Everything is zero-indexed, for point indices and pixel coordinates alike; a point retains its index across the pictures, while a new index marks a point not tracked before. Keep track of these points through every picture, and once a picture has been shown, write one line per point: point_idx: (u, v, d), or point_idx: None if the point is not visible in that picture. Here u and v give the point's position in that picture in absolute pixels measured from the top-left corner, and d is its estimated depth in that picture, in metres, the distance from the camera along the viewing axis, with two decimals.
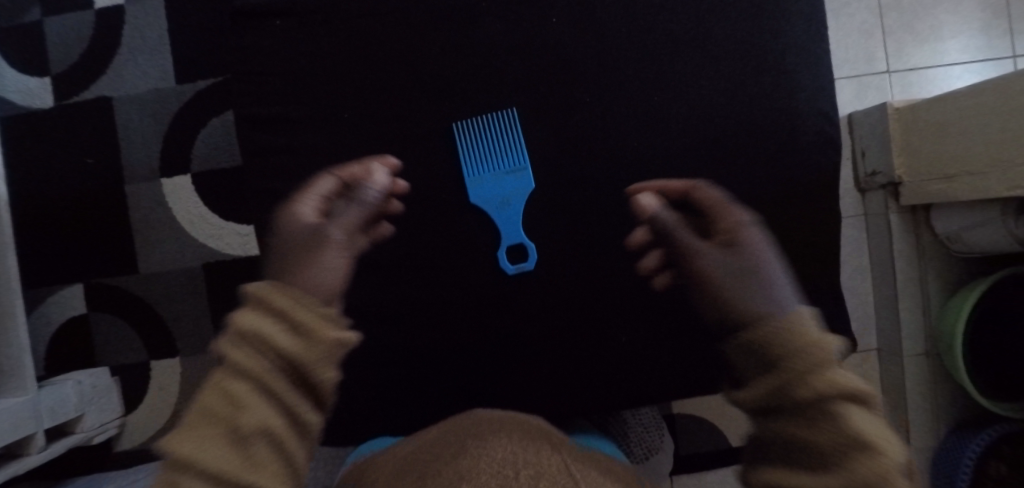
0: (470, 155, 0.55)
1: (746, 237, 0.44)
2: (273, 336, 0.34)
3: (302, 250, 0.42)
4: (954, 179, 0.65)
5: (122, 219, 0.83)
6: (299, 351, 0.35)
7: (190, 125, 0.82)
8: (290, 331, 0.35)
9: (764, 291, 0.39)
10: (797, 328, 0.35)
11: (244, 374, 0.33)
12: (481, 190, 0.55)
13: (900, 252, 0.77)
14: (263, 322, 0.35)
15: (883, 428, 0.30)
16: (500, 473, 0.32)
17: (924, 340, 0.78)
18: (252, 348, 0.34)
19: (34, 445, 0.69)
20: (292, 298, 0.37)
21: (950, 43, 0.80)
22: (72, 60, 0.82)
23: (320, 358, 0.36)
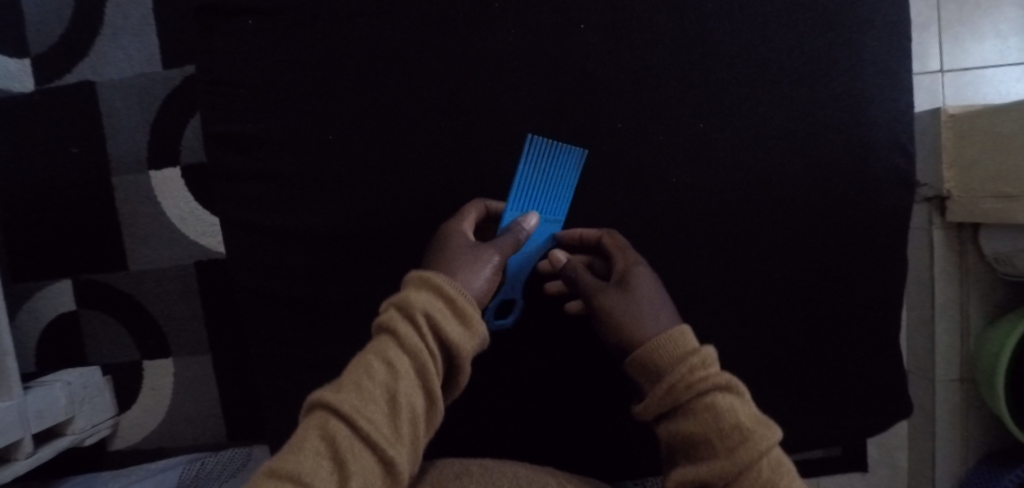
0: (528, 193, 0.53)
1: (634, 272, 0.51)
2: (438, 325, 0.39)
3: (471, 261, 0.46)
4: (1015, 201, 0.59)
5: (110, 213, 0.78)
6: (455, 343, 0.40)
7: (178, 114, 0.77)
8: (452, 323, 0.40)
9: (647, 317, 0.48)
10: (680, 339, 0.45)
11: (409, 354, 0.38)
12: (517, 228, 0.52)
13: (942, 273, 0.71)
14: (433, 307, 0.40)
15: (754, 416, 0.41)
16: None
17: (958, 365, 0.73)
18: (418, 327, 0.39)
19: (21, 450, 0.67)
20: (459, 296, 0.41)
21: (1013, 41, 0.72)
22: (53, 41, 0.77)
23: (467, 354, 0.41)
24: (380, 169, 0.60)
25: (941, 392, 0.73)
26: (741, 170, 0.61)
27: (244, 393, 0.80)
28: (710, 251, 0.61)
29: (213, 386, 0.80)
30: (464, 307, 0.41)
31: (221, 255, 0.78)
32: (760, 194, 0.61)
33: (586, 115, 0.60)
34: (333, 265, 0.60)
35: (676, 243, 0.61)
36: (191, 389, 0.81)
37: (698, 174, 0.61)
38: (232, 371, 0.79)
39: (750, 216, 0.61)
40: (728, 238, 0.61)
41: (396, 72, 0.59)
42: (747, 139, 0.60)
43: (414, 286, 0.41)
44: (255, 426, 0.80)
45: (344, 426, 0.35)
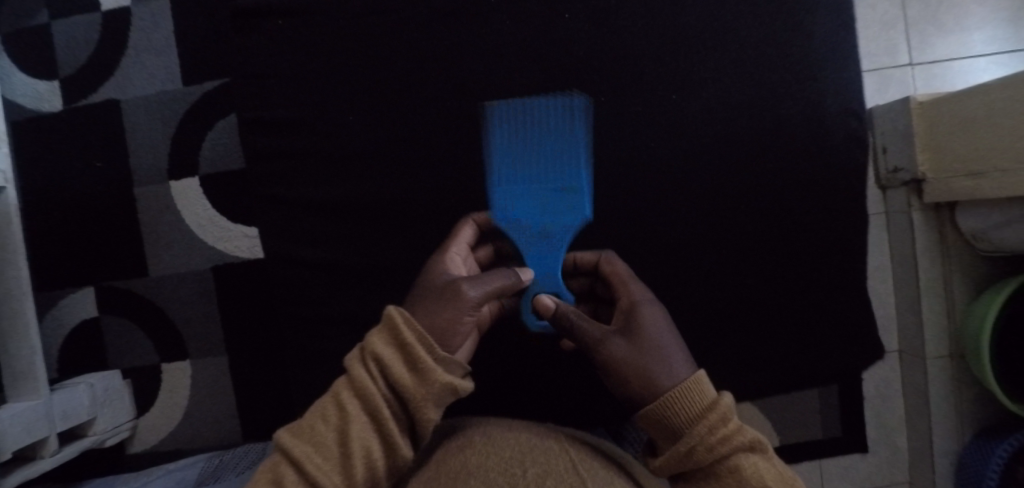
0: (510, 162, 0.57)
1: (641, 314, 0.51)
2: (386, 370, 0.43)
3: (448, 304, 0.47)
4: (981, 177, 0.63)
5: (132, 222, 0.83)
6: (403, 387, 0.42)
7: (197, 127, 0.82)
8: (404, 369, 0.43)
9: (663, 366, 0.47)
10: (697, 394, 0.45)
11: (363, 397, 0.43)
12: (509, 204, 0.57)
13: (924, 252, 0.74)
14: (383, 353, 0.43)
15: (776, 474, 0.43)
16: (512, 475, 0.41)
17: (947, 341, 0.75)
18: (370, 372, 0.43)
19: (47, 449, 0.70)
20: (414, 343, 0.43)
21: (976, 35, 0.78)
22: (80, 64, 0.82)
23: (423, 398, 0.43)
24: None
25: (933, 368, 0.76)
26: None
27: (260, 391, 0.82)
28: None
29: (229, 386, 0.83)
30: (417, 353, 0.43)
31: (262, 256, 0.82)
32: None
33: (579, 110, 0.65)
34: None
35: None
36: (208, 390, 0.83)
37: None
38: (248, 370, 0.82)
39: None
40: None
41: None
42: None
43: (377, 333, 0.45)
44: (270, 424, 0.82)
45: (296, 465, 0.40)
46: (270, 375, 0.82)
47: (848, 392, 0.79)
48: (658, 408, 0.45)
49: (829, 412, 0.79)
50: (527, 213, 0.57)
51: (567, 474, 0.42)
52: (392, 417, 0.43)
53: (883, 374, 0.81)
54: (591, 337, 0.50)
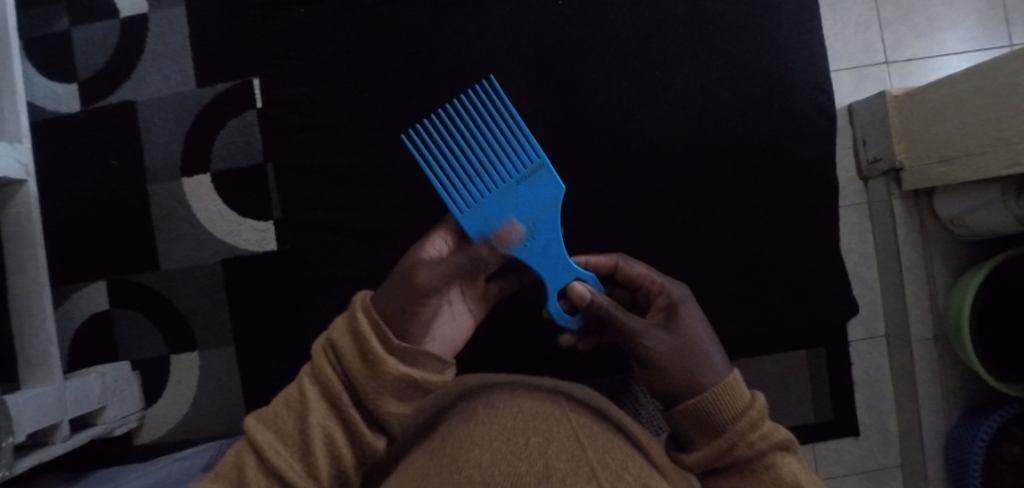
0: (457, 178, 0.51)
1: (681, 310, 0.50)
2: (343, 361, 0.44)
3: (404, 291, 0.45)
4: (953, 162, 0.67)
5: (145, 217, 0.86)
6: (357, 378, 0.44)
7: (209, 126, 0.85)
8: (358, 360, 0.44)
9: (706, 362, 0.47)
10: (738, 392, 0.46)
11: (322, 386, 0.44)
12: (479, 219, 0.50)
13: (905, 238, 0.78)
14: (341, 345, 0.45)
15: (808, 476, 0.45)
16: (512, 444, 0.37)
17: (931, 324, 0.79)
18: (329, 364, 0.45)
19: (58, 434, 0.72)
20: (370, 333, 0.44)
21: (947, 35, 0.82)
22: (98, 67, 0.86)
23: (380, 387, 0.44)
24: (395, 154, 0.68)
25: (918, 348, 0.79)
26: (714, 144, 0.69)
27: (267, 380, 0.84)
28: (690, 217, 0.69)
29: (237, 376, 0.85)
30: (371, 343, 0.43)
31: (273, 248, 0.85)
32: (731, 166, 0.69)
33: (574, 102, 0.68)
34: (354, 241, 0.68)
35: (661, 211, 0.68)
36: (216, 380, 0.85)
37: (676, 149, 0.68)
38: (256, 360, 0.84)
39: (724, 185, 0.69)
40: (706, 205, 0.69)
41: (405, 71, 0.68)
42: (718, 117, 0.69)
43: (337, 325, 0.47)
44: None
45: (257, 451, 0.42)
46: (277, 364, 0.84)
47: (838, 375, 0.81)
48: (704, 401, 0.45)
49: (820, 396, 0.81)
50: (507, 220, 0.50)
51: (567, 439, 0.39)
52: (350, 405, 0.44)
53: (871, 358, 0.84)
54: (633, 328, 0.48)
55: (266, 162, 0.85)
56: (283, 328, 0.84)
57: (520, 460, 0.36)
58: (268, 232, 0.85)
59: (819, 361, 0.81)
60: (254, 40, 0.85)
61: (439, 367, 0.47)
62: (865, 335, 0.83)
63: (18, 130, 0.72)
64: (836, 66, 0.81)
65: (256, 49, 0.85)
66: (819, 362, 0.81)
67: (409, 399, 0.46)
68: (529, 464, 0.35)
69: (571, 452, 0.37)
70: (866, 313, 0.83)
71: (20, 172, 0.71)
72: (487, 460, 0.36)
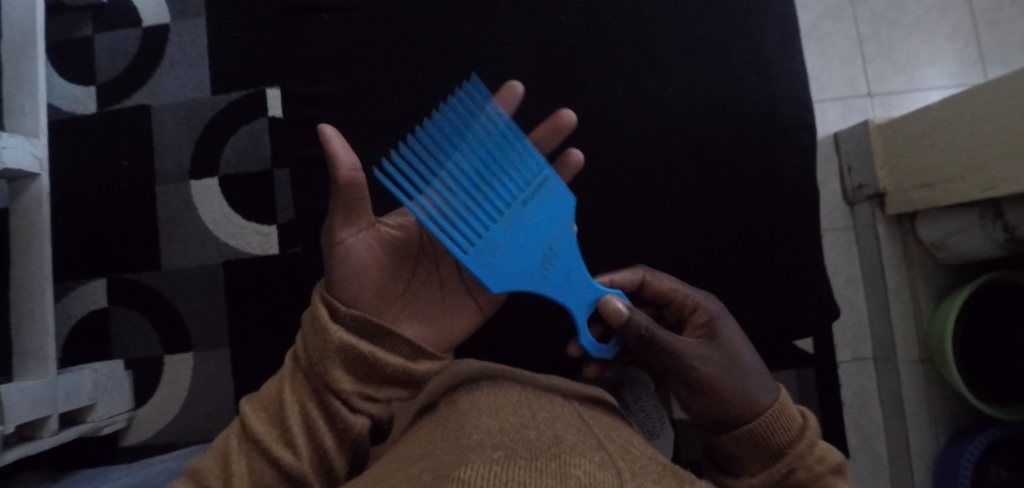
0: (455, 204, 0.43)
1: (719, 328, 0.46)
2: (306, 334, 0.44)
3: (331, 255, 0.43)
4: (933, 187, 0.70)
5: (150, 218, 0.87)
6: (311, 350, 0.42)
7: (220, 133, 0.88)
8: (312, 332, 0.43)
9: (755, 383, 0.44)
10: (791, 413, 0.44)
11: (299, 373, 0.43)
12: (492, 258, 0.43)
13: (890, 260, 0.81)
14: (304, 319, 0.44)
15: None
16: (516, 418, 0.32)
17: (916, 346, 0.81)
18: (301, 338, 0.45)
19: (47, 428, 0.71)
20: (319, 304, 0.42)
21: (927, 71, 0.89)
22: (117, 72, 0.90)
23: (326, 359, 0.41)
24: None
25: (904, 371, 0.81)
26: None
27: (260, 383, 0.84)
28: None
29: (230, 379, 0.85)
30: (318, 313, 0.42)
31: (274, 252, 0.86)
32: None
33: None
34: None
35: None
36: (208, 382, 0.85)
37: None
38: (250, 363, 0.85)
39: None
40: None
41: None
42: None
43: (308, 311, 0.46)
44: None
45: (244, 418, 0.43)
46: (271, 367, 0.84)
47: (826, 395, 0.82)
48: (755, 430, 0.42)
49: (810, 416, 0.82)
50: (524, 255, 0.43)
51: (571, 417, 0.35)
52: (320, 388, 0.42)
53: (860, 380, 0.85)
54: (673, 344, 0.44)
55: (274, 169, 0.88)
56: (279, 331, 0.85)
57: (525, 428, 0.30)
58: (271, 236, 0.87)
59: (807, 379, 0.82)
60: (271, 53, 0.89)
61: (403, 343, 0.44)
62: (852, 357, 0.85)
63: (37, 126, 0.74)
64: (821, 97, 0.89)
65: (272, 61, 0.89)
66: (807, 381, 0.82)
67: (372, 377, 0.43)
68: (534, 431, 0.30)
69: (579, 427, 0.32)
70: (854, 335, 0.85)
71: (35, 166, 0.73)
72: (486, 429, 0.30)
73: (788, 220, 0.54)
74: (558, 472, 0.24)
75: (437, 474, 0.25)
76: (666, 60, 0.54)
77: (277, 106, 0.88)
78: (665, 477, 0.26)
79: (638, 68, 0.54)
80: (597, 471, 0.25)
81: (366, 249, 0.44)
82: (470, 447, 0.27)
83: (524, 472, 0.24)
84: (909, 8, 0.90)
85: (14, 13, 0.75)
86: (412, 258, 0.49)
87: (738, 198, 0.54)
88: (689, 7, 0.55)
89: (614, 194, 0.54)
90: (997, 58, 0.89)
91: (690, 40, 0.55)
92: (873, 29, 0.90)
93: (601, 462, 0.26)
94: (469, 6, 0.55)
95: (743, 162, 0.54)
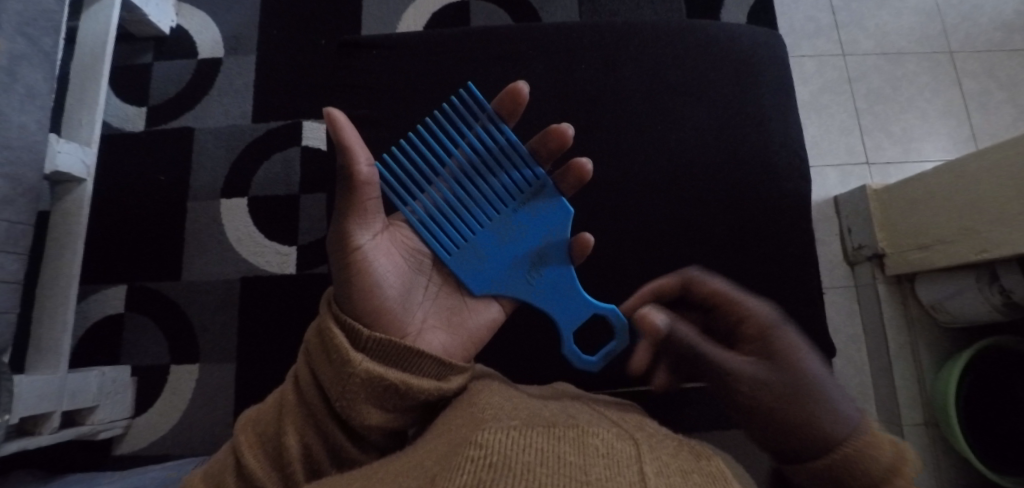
0: (444, 209, 0.47)
1: (777, 337, 0.43)
2: (314, 361, 0.40)
3: (350, 262, 0.40)
4: (929, 248, 0.73)
5: (178, 231, 0.92)
6: (326, 381, 0.39)
7: (255, 157, 0.94)
8: (326, 361, 0.39)
9: (816, 399, 0.38)
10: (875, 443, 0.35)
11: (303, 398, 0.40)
12: (474, 262, 0.47)
13: (891, 321, 0.83)
14: (311, 344, 0.40)
15: None
16: (531, 403, 0.34)
17: (921, 410, 0.80)
18: (306, 364, 0.41)
19: (47, 425, 0.71)
20: (334, 326, 0.39)
21: (923, 145, 0.96)
22: (169, 97, 0.97)
23: (349, 394, 0.38)
24: None
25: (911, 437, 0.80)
26: None
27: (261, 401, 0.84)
28: None
29: (232, 393, 0.85)
30: (335, 339, 0.38)
31: (291, 272, 0.89)
32: None
33: None
34: None
35: None
36: (210, 395, 0.85)
37: None
38: (254, 379, 0.85)
39: None
40: None
41: None
42: None
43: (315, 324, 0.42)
44: None
45: (240, 453, 0.39)
46: (274, 384, 0.85)
47: None
48: (823, 452, 0.35)
49: None
50: (506, 260, 0.48)
51: (581, 408, 0.36)
52: (324, 416, 0.39)
53: None
54: (720, 361, 0.43)
55: (301, 194, 0.93)
56: (287, 348, 0.86)
57: (542, 409, 0.32)
58: (289, 256, 0.90)
59: None
60: (312, 89, 0.97)
61: (433, 369, 0.40)
62: None
63: (90, 135, 0.80)
64: (822, 163, 0.95)
65: (313, 97, 0.96)
66: None
67: (397, 410, 0.40)
68: (551, 410, 0.32)
69: (593, 412, 0.34)
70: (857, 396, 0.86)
71: (83, 171, 0.78)
72: (504, 407, 0.31)
73: (788, 262, 0.57)
74: (577, 440, 0.24)
75: (451, 447, 0.25)
76: (677, 110, 0.60)
77: (312, 137, 0.95)
78: (681, 451, 0.27)
79: (650, 116, 0.59)
80: (615, 441, 0.25)
81: (378, 254, 0.42)
82: (486, 419, 0.28)
83: (542, 437, 0.24)
84: (902, 87, 0.99)
85: (88, 37, 0.83)
86: (426, 269, 0.47)
87: (739, 239, 0.57)
88: (698, 66, 0.61)
89: (625, 230, 0.57)
90: (988, 136, 0.95)
91: (699, 94, 0.60)
92: (869, 104, 0.98)
93: (617, 433, 0.26)
94: (500, 51, 0.61)
95: (745, 207, 0.58)
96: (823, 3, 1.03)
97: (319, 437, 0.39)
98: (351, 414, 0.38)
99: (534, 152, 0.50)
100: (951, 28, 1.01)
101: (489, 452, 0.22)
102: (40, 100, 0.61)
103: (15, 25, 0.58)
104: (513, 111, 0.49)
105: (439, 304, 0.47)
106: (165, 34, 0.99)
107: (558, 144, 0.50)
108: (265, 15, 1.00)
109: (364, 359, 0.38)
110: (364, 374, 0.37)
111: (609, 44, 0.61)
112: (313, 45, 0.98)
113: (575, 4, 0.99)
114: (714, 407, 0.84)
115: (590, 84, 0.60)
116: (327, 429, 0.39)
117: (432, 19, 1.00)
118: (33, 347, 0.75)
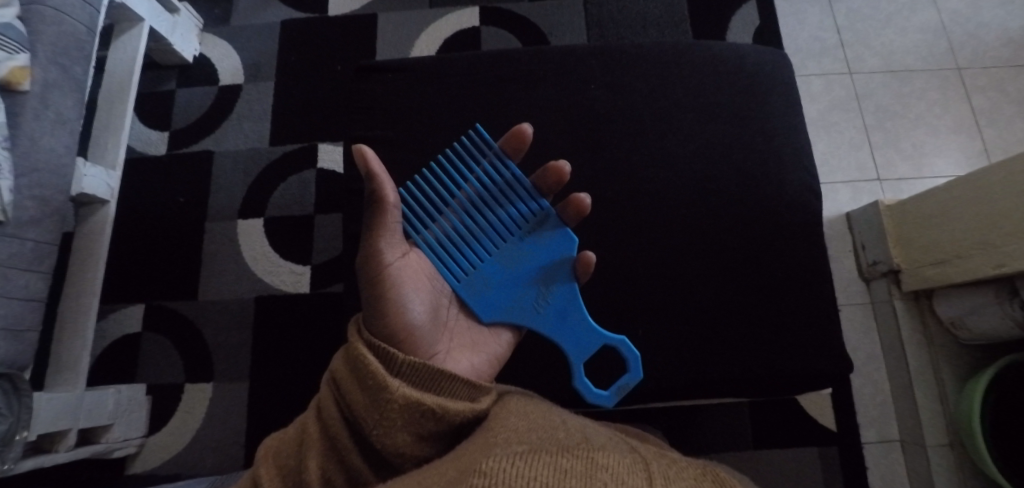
0: (454, 239, 0.49)
1: None
2: (344, 391, 0.37)
3: (377, 283, 0.42)
4: (948, 263, 0.72)
5: (196, 251, 0.94)
6: (359, 412, 0.35)
7: (272, 179, 0.97)
8: (359, 389, 0.36)
9: None
10: None
11: (329, 429, 0.36)
12: (484, 291, 0.48)
13: (908, 338, 0.82)
14: (339, 374, 0.38)
15: None
16: (551, 426, 0.33)
17: (945, 431, 0.78)
18: (332, 396, 0.38)
19: (64, 443, 0.71)
20: (367, 351, 0.37)
21: (935, 160, 0.95)
22: (190, 121, 1.01)
23: (386, 422, 0.35)
24: None
25: (935, 458, 0.78)
26: None
27: (274, 419, 0.85)
28: None
29: (244, 412, 0.85)
30: (369, 363, 0.36)
31: (305, 291, 0.91)
32: None
33: None
34: None
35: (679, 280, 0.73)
36: (222, 414, 0.86)
37: None
38: (267, 398, 0.86)
39: None
40: None
41: None
42: None
43: (340, 353, 0.40)
44: None
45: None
46: (287, 403, 0.85)
47: (850, 475, 0.81)
48: None
49: None
50: (515, 289, 0.48)
51: (605, 435, 0.34)
52: (349, 449, 0.35)
53: (886, 464, 0.83)
54: None
55: (316, 215, 0.95)
56: (301, 366, 0.87)
57: (556, 437, 0.30)
58: (304, 275, 0.91)
59: (830, 458, 0.81)
60: (328, 113, 1.00)
61: (466, 393, 0.38)
62: (878, 438, 0.84)
63: (115, 159, 0.83)
64: (833, 180, 0.95)
65: (329, 121, 0.99)
66: (830, 459, 0.81)
67: (432, 440, 0.36)
68: (566, 437, 0.30)
69: (616, 441, 0.32)
70: (877, 415, 0.84)
71: (107, 193, 0.80)
72: (516, 437, 0.29)
73: (801, 276, 0.57)
74: (585, 474, 0.21)
75: (456, 474, 0.24)
76: (684, 128, 0.61)
77: (328, 159, 0.97)
78: (703, 481, 0.24)
79: (658, 134, 0.60)
80: (627, 475, 0.22)
81: (403, 279, 0.43)
82: (493, 448, 0.26)
83: (547, 470, 0.22)
84: (911, 104, 0.99)
85: (116, 66, 0.87)
86: (442, 291, 0.47)
87: (749, 254, 0.57)
88: (705, 84, 0.62)
89: (640, 250, 0.57)
90: (1001, 150, 0.95)
91: (706, 111, 0.61)
92: (878, 121, 0.98)
93: (629, 463, 0.24)
94: (511, 74, 0.63)
95: (755, 221, 0.58)
96: (827, 23, 1.04)
97: (343, 471, 0.35)
98: (383, 445, 0.35)
99: (536, 187, 0.51)
100: (958, 44, 1.02)
101: (493, 483, 0.21)
102: (69, 125, 0.63)
103: (49, 55, 0.61)
104: (519, 148, 0.51)
105: (459, 331, 0.47)
106: (189, 62, 1.03)
107: (557, 179, 0.51)
108: (284, 43, 1.04)
109: (398, 383, 0.36)
110: (401, 400, 0.35)
111: (617, 65, 0.63)
112: (329, 71, 1.02)
113: (583, 28, 1.02)
114: (730, 426, 0.82)
115: (599, 104, 0.61)
116: (353, 464, 0.35)
117: (444, 44, 1.03)
118: (53, 365, 0.76)
